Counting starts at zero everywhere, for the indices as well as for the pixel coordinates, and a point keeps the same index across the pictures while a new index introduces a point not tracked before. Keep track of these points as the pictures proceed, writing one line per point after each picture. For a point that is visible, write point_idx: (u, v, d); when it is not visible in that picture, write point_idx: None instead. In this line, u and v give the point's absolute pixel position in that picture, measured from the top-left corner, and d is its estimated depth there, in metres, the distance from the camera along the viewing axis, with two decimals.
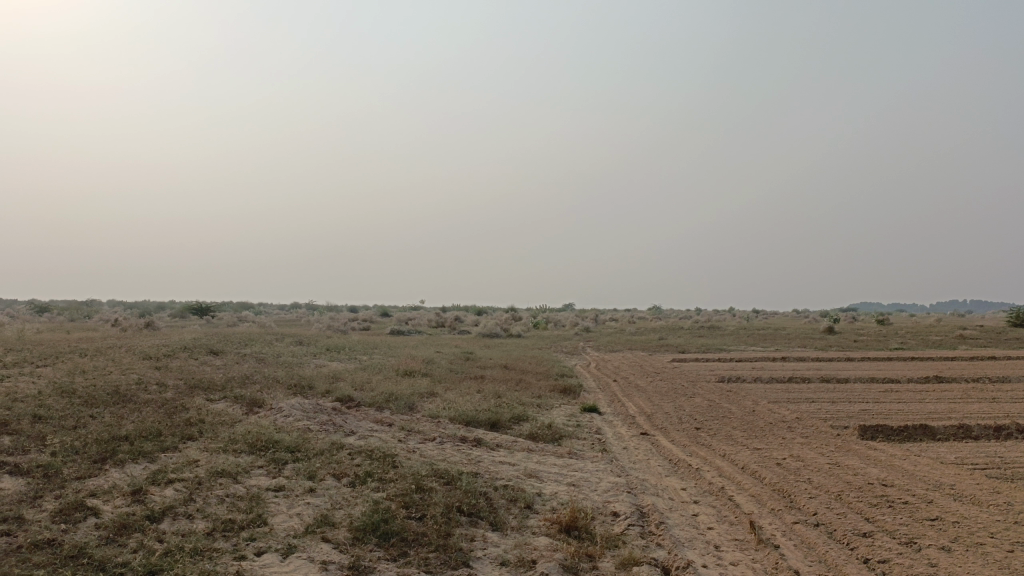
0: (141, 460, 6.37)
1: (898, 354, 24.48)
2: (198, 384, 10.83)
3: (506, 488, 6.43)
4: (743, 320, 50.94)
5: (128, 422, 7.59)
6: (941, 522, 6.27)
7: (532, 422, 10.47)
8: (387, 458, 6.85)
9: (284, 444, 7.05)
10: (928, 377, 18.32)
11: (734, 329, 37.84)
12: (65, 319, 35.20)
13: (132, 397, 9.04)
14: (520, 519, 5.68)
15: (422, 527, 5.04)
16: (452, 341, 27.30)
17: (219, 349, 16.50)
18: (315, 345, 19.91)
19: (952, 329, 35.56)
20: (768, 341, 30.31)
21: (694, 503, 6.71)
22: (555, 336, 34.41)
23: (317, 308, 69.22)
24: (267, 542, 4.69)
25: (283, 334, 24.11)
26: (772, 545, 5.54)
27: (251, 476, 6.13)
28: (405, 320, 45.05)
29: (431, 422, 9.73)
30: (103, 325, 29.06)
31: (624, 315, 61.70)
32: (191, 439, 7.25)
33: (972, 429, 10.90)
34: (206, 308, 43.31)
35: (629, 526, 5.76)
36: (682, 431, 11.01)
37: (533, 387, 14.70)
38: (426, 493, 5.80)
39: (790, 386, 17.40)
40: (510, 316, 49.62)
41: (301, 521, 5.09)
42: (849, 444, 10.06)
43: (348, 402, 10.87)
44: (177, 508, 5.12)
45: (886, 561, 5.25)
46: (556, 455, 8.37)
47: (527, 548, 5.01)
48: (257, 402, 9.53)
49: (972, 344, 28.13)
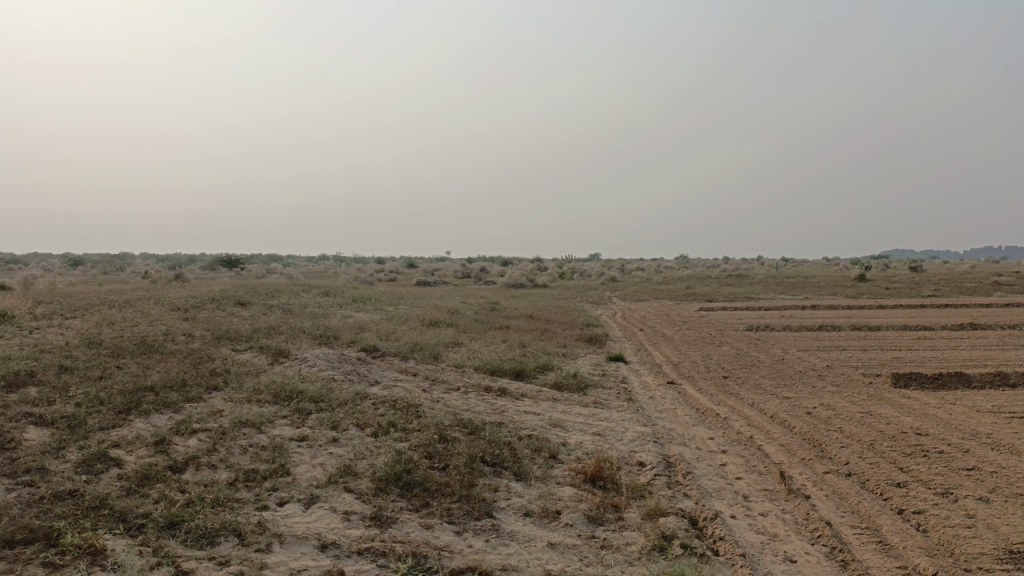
0: (165, 410, 6.38)
1: (932, 301, 23.97)
2: (224, 335, 10.89)
3: (530, 438, 6.35)
4: (773, 269, 50.12)
5: (154, 372, 7.63)
6: (977, 472, 6.09)
7: (557, 371, 10.38)
8: (411, 408, 6.80)
9: (308, 394, 7.02)
10: (963, 324, 17.92)
11: (762, 278, 37.23)
12: (97, 272, 35.64)
13: (158, 347, 9.09)
14: (545, 469, 5.60)
15: (445, 478, 4.97)
16: (477, 292, 27.26)
17: (245, 299, 16.62)
18: (340, 296, 19.98)
19: (988, 276, 34.72)
20: (797, 289, 29.80)
21: (721, 453, 6.59)
22: (581, 285, 34.19)
23: (343, 260, 69.37)
24: (289, 492, 4.65)
25: (308, 285, 24.22)
26: (802, 495, 5.41)
27: (274, 426, 6.10)
28: (431, 271, 45.01)
29: (456, 372, 9.68)
30: (134, 277, 29.45)
31: (650, 264, 61.10)
32: (215, 389, 7.25)
33: (1010, 376, 10.63)
34: (234, 260, 43.58)
35: (655, 476, 5.66)
36: (709, 380, 10.88)
37: (559, 337, 14.63)
38: (449, 444, 5.73)
39: (820, 334, 17.13)
40: (536, 266, 49.30)
41: (324, 471, 5.06)
42: (881, 392, 9.86)
43: (373, 352, 10.86)
44: (200, 458, 5.11)
45: (921, 512, 5.10)
46: (581, 404, 8.29)
47: (552, 499, 4.93)
48: (282, 352, 9.54)
49: (1008, 290, 27.50)
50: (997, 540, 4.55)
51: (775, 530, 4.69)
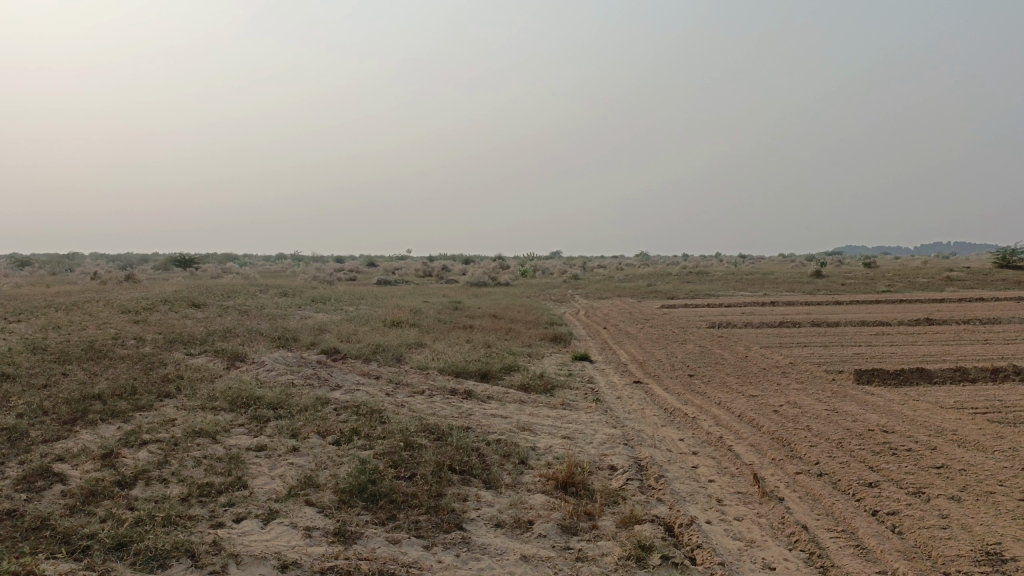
0: (113, 420, 6.05)
1: (887, 297, 24.38)
2: (177, 338, 10.49)
3: (499, 443, 6.17)
4: (731, 266, 50.63)
5: (102, 379, 7.26)
6: (947, 470, 6.08)
7: (523, 372, 10.22)
8: (375, 413, 6.56)
9: (266, 400, 6.73)
10: (919, 319, 18.23)
11: (723, 275, 37.52)
12: (44, 274, 34.43)
13: (107, 352, 8.69)
14: (514, 476, 5.43)
15: (412, 488, 4.77)
16: (439, 291, 27.00)
17: (200, 301, 16.13)
18: (299, 297, 19.54)
19: (939, 272, 35.51)
20: (756, 286, 30.10)
21: (692, 454, 6.49)
22: (544, 283, 34.09)
23: (302, 259, 68.33)
24: (247, 507, 4.40)
25: (265, 286, 23.68)
26: (776, 497, 5.32)
27: (231, 436, 5.82)
28: (392, 270, 44.55)
29: (420, 374, 9.46)
30: (85, 278, 28.41)
31: (611, 262, 61.25)
32: (168, 397, 6.92)
33: (969, 372, 10.76)
34: (189, 260, 42.53)
35: (628, 480, 5.53)
36: (676, 379, 10.81)
37: (523, 336, 14.46)
38: (415, 451, 5.52)
39: (782, 331, 17.27)
40: (498, 264, 49.04)
41: (284, 484, 4.82)
42: (845, 389, 9.90)
43: (334, 354, 10.57)
44: (150, 472, 4.82)
45: (895, 513, 5.05)
46: (549, 406, 8.13)
47: (523, 507, 4.76)
48: (238, 356, 9.22)
49: (960, 285, 28.12)
50: (973, 541, 4.51)
51: (752, 536, 4.58)
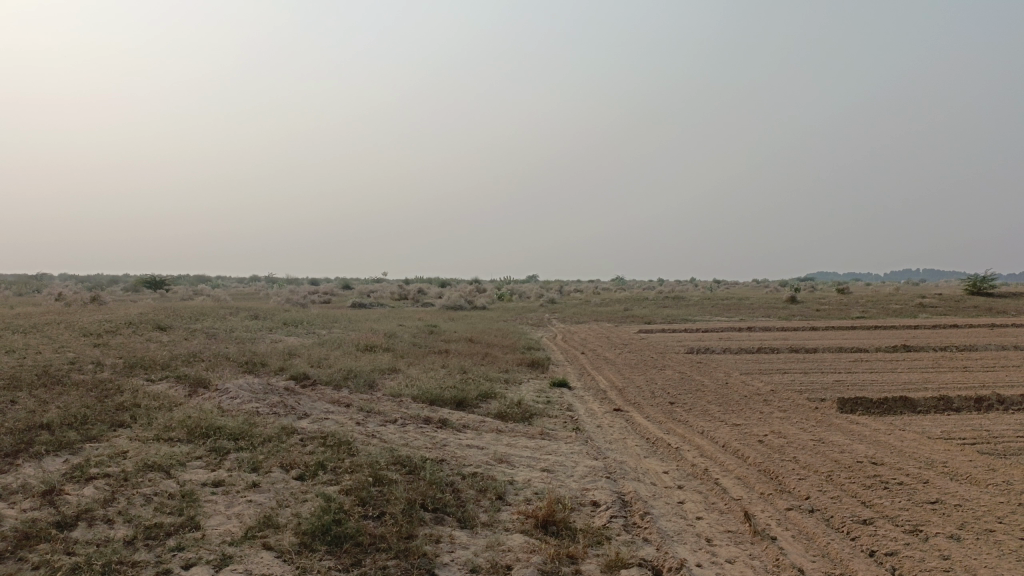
0: (60, 452, 5.62)
1: (863, 323, 24.38)
2: (139, 363, 10.03)
3: (475, 476, 5.83)
4: (707, 291, 50.96)
5: (53, 407, 6.81)
6: (942, 505, 5.84)
7: (500, 400, 9.87)
8: (343, 445, 6.19)
9: (227, 431, 6.33)
10: (897, 346, 18.13)
11: (699, 299, 37.48)
12: (9, 293, 33.65)
13: (62, 378, 8.23)
14: (491, 513, 5.09)
15: (381, 530, 4.41)
16: (414, 314, 26.56)
17: (166, 324, 15.57)
18: (270, 320, 19.07)
19: (913, 298, 35.82)
20: (732, 311, 30.11)
21: (678, 489, 6.19)
22: (520, 307, 33.83)
23: (277, 281, 67.60)
24: (198, 551, 4.01)
25: (236, 308, 23.09)
26: (768, 537, 5.02)
27: (186, 470, 5.42)
28: (367, 292, 44.04)
29: (393, 402, 9.07)
30: (51, 299, 27.65)
31: (588, 287, 61.30)
32: (122, 427, 6.49)
33: (953, 401, 10.58)
34: (160, 281, 41.65)
35: (611, 518, 5.21)
36: (657, 407, 10.52)
37: (500, 361, 14.12)
38: (385, 486, 5.16)
39: (760, 357, 17.13)
40: (474, 288, 48.75)
41: (241, 524, 4.44)
42: (830, 418, 9.67)
43: (304, 380, 10.15)
44: (94, 511, 4.41)
45: (894, 554, 4.78)
46: (527, 436, 7.79)
47: (501, 550, 4.42)
48: (202, 381, 8.79)
49: (933, 312, 28.37)
50: None
51: None
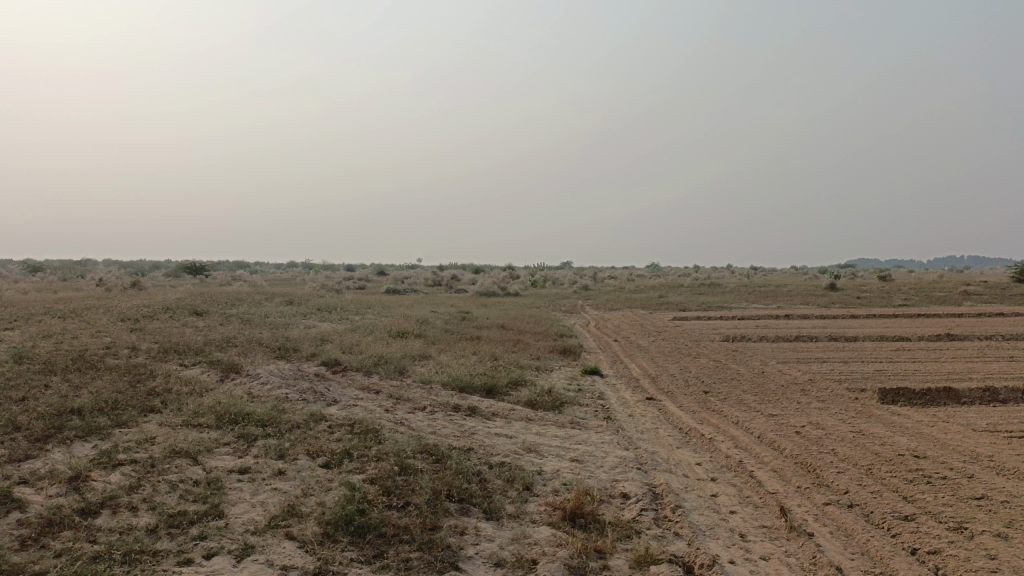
0: (90, 438, 5.66)
1: (905, 311, 23.76)
2: (172, 348, 10.12)
3: (502, 466, 5.74)
4: (744, 278, 50.27)
5: (86, 392, 6.87)
6: (988, 502, 5.59)
7: (530, 387, 9.78)
8: (371, 432, 6.14)
9: (256, 417, 6.32)
10: (940, 334, 17.63)
11: (735, 287, 36.93)
12: (54, 279, 34.50)
13: (96, 363, 8.32)
14: (518, 504, 4.99)
15: (406, 521, 4.34)
16: (448, 300, 26.58)
17: (202, 309, 15.73)
18: (304, 305, 19.20)
19: (957, 285, 34.88)
20: (769, 298, 29.61)
21: (712, 481, 6.02)
22: (554, 293, 33.71)
23: (313, 267, 68.32)
24: (220, 541, 3.98)
25: (272, 293, 23.29)
26: (805, 533, 4.85)
27: (213, 456, 5.41)
28: (400, 278, 44.17)
29: (422, 389, 9.02)
30: (94, 284, 28.16)
31: (622, 273, 60.83)
32: (152, 413, 6.52)
33: (1000, 392, 10.21)
34: (199, 267, 42.32)
35: (641, 511, 5.08)
36: (691, 396, 10.33)
37: (532, 348, 14.02)
38: (410, 476, 5.09)
39: (798, 345, 16.77)
40: (508, 274, 48.61)
41: (264, 513, 4.40)
42: (870, 409, 9.39)
43: (334, 366, 10.15)
44: (119, 499, 4.41)
45: (936, 552, 4.59)
46: (557, 425, 7.68)
47: (527, 543, 4.32)
48: (234, 367, 8.82)
49: (978, 300, 27.62)
50: None
51: None
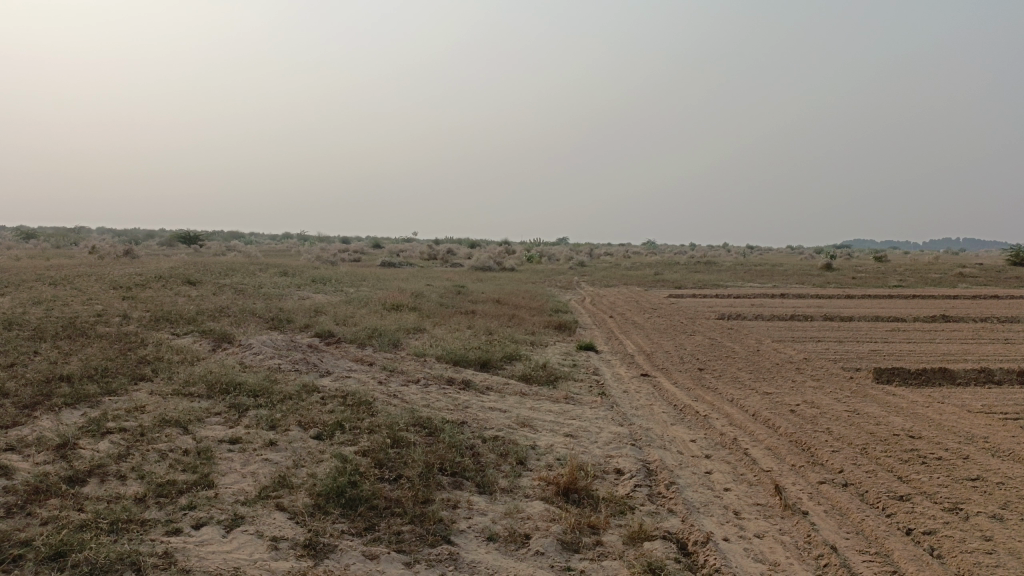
0: (79, 405, 5.59)
1: (900, 292, 23.74)
2: (165, 316, 10.04)
3: (496, 440, 5.69)
4: (739, 256, 50.17)
5: (75, 360, 6.79)
6: (983, 483, 5.57)
7: (525, 362, 9.73)
8: (363, 405, 6.08)
9: (247, 387, 6.25)
10: (935, 316, 17.63)
11: (731, 265, 36.78)
12: (47, 246, 34.28)
13: (86, 330, 8.24)
14: (511, 479, 4.95)
15: (398, 494, 4.29)
16: (443, 274, 26.45)
17: (195, 279, 15.61)
18: (299, 277, 19.09)
19: (952, 267, 34.82)
20: (764, 277, 29.57)
21: (706, 458, 5.99)
22: (549, 269, 33.58)
23: (308, 238, 68.14)
24: (210, 511, 3.92)
25: (266, 264, 23.13)
26: (800, 511, 4.82)
27: (204, 426, 5.34)
28: (395, 251, 44.02)
29: (416, 361, 8.96)
30: (85, 252, 27.99)
31: (618, 250, 60.68)
32: (143, 381, 6.45)
33: (995, 374, 10.20)
34: (193, 236, 42.07)
35: (635, 487, 5.04)
36: (686, 373, 10.30)
37: (527, 323, 13.97)
38: (403, 449, 5.04)
39: (793, 324, 16.75)
40: (503, 249, 48.50)
41: (255, 483, 4.34)
42: (865, 389, 9.38)
43: (328, 338, 10.07)
44: (107, 467, 4.35)
45: (932, 533, 4.56)
46: (551, 400, 7.64)
47: (520, 517, 4.28)
48: (226, 336, 8.74)
49: (973, 282, 27.65)
50: None
51: (776, 558, 4.07)
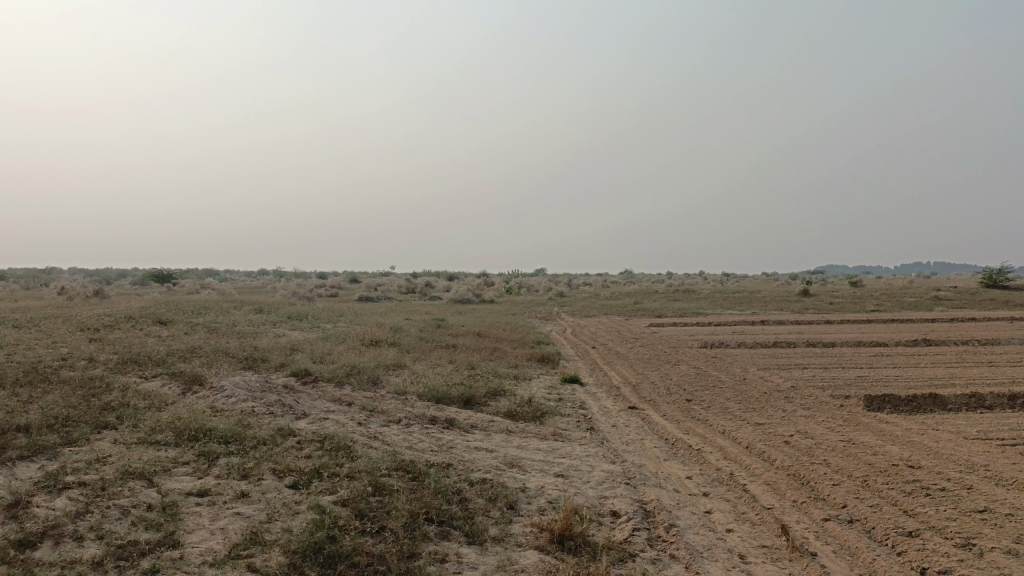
0: (35, 458, 5.21)
1: (879, 317, 23.78)
2: (133, 359, 9.62)
3: (484, 483, 5.38)
4: (717, 284, 50.24)
5: (35, 408, 6.39)
6: (992, 515, 5.35)
7: (509, 397, 9.43)
8: (342, 449, 5.75)
9: (218, 433, 5.89)
10: (917, 339, 17.58)
11: (710, 293, 36.78)
12: (15, 287, 33.43)
13: (49, 375, 7.83)
14: (501, 526, 4.64)
15: (381, 548, 3.97)
16: (422, 308, 26.11)
17: (167, 318, 15.15)
18: (274, 313, 18.67)
19: (927, 291, 35.04)
20: (744, 304, 29.59)
21: (704, 496, 5.71)
22: (528, 300, 33.36)
23: (284, 274, 67.50)
24: (175, 575, 3.58)
25: (241, 301, 22.65)
26: (808, 553, 4.56)
27: (171, 477, 4.99)
28: (373, 286, 43.61)
29: (397, 400, 8.63)
30: (54, 293, 27.34)
31: (597, 280, 60.65)
32: (107, 430, 6.07)
33: (985, 398, 10.06)
34: (167, 275, 41.27)
35: (634, 531, 4.76)
36: (674, 404, 10.04)
37: (509, 357, 13.67)
38: (385, 496, 4.72)
39: (777, 351, 16.62)
40: (482, 281, 48.29)
41: (225, 541, 4.01)
42: (858, 417, 9.17)
43: (304, 377, 9.71)
44: (63, 527, 3.99)
45: (948, 572, 4.31)
46: (539, 438, 7.34)
47: (513, 571, 3.97)
48: (197, 379, 8.36)
49: (949, 305, 27.82)
50: None
51: None
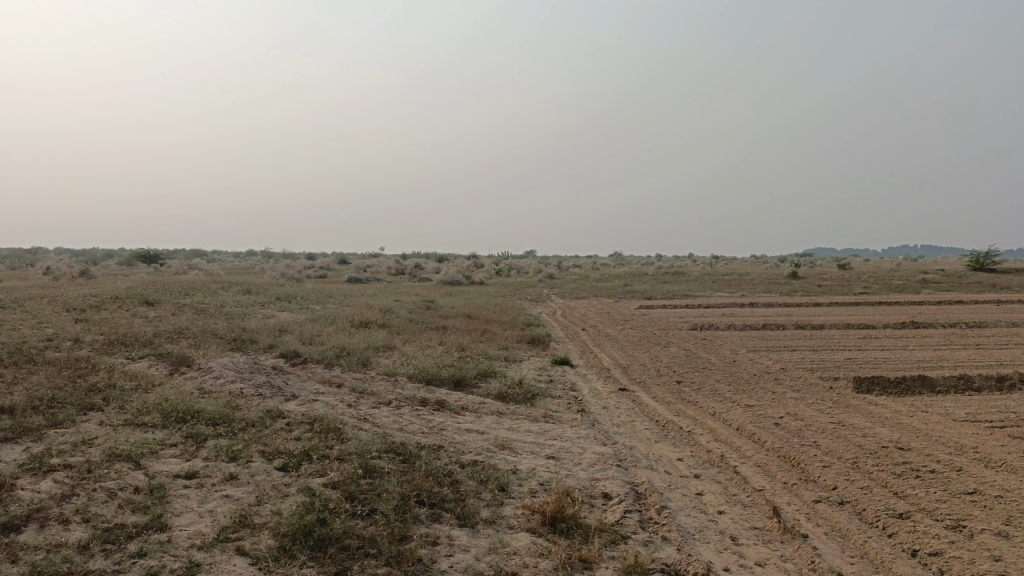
0: (20, 440, 5.13)
1: (867, 299, 23.88)
2: (119, 339, 9.52)
3: (475, 465, 5.35)
4: (706, 267, 50.29)
5: (19, 390, 6.29)
6: (981, 497, 5.37)
7: (500, 378, 9.40)
8: (332, 431, 5.70)
9: (206, 414, 5.83)
10: (905, 322, 17.66)
11: (699, 275, 36.81)
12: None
13: (34, 356, 7.73)
14: (493, 508, 4.61)
15: (372, 531, 3.93)
16: (412, 289, 26.01)
17: (154, 299, 15.01)
18: (262, 295, 18.54)
19: (914, 274, 35.23)
20: (733, 286, 29.66)
21: (695, 478, 5.71)
22: (518, 282, 33.29)
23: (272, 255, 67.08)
24: (163, 559, 3.53)
25: (229, 282, 22.47)
26: (799, 534, 4.56)
27: (158, 459, 4.93)
28: (362, 267, 43.39)
29: (387, 381, 8.58)
30: (39, 273, 27.03)
31: (587, 262, 60.62)
32: (93, 411, 5.99)
33: (974, 381, 10.11)
34: (154, 255, 40.92)
35: (625, 513, 4.74)
36: (665, 386, 10.04)
37: (499, 338, 13.63)
38: (376, 479, 4.68)
39: (766, 333, 16.67)
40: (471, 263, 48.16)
41: (214, 524, 3.96)
42: (847, 399, 9.20)
43: (294, 358, 9.64)
44: (48, 510, 3.92)
45: (938, 554, 4.32)
46: (530, 419, 7.32)
47: (505, 553, 3.94)
48: (185, 360, 8.27)
49: (937, 288, 27.97)
50: None
51: None
